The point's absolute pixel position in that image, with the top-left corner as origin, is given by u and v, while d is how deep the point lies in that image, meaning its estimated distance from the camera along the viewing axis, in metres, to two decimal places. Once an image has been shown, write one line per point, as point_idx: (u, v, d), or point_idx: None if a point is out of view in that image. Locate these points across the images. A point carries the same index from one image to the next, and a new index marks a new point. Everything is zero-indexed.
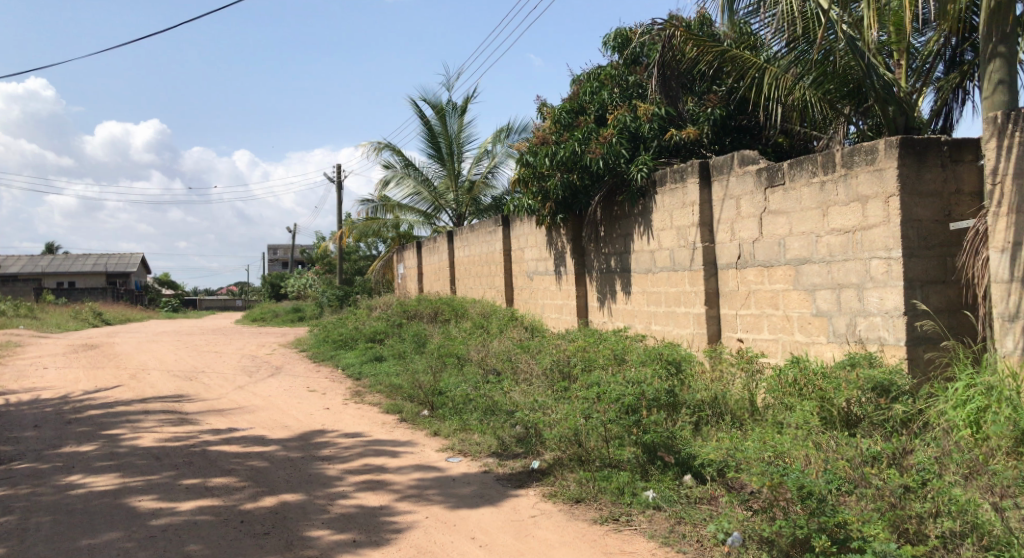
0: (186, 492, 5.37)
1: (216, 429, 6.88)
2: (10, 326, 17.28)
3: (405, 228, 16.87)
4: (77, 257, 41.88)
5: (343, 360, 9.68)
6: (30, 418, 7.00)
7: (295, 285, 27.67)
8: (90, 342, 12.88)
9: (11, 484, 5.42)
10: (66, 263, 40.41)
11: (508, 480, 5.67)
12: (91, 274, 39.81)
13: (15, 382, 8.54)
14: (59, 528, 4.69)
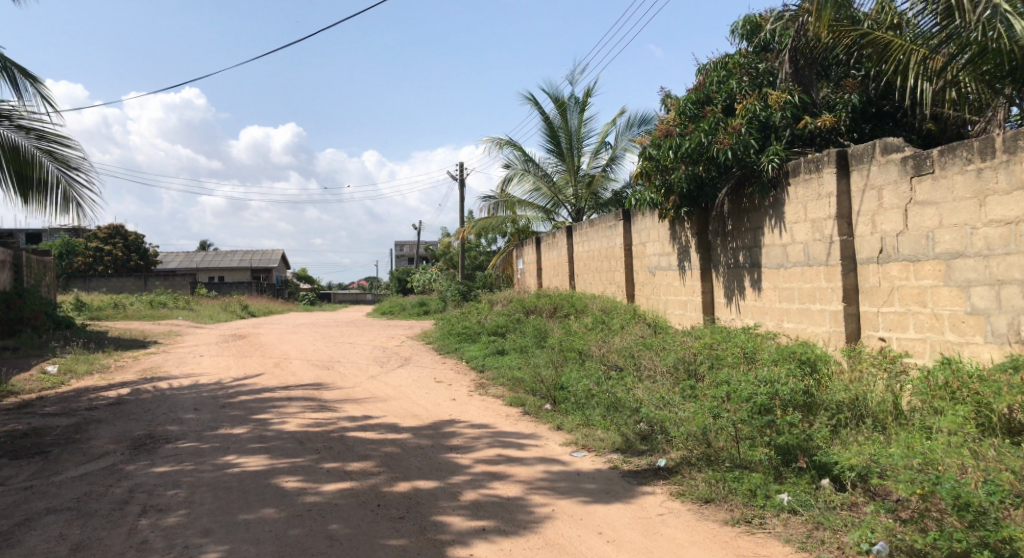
0: (327, 475, 5.71)
1: (352, 417, 7.27)
2: (171, 317, 19.05)
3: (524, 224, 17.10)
4: (221, 254, 45.32)
5: (467, 353, 9.94)
6: (190, 401, 7.67)
7: (418, 280, 28.64)
8: (238, 332, 13.95)
9: (177, 461, 5.96)
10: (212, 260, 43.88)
11: (634, 477, 5.64)
12: (234, 270, 43.03)
13: (177, 368, 9.39)
14: (219, 503, 5.12)
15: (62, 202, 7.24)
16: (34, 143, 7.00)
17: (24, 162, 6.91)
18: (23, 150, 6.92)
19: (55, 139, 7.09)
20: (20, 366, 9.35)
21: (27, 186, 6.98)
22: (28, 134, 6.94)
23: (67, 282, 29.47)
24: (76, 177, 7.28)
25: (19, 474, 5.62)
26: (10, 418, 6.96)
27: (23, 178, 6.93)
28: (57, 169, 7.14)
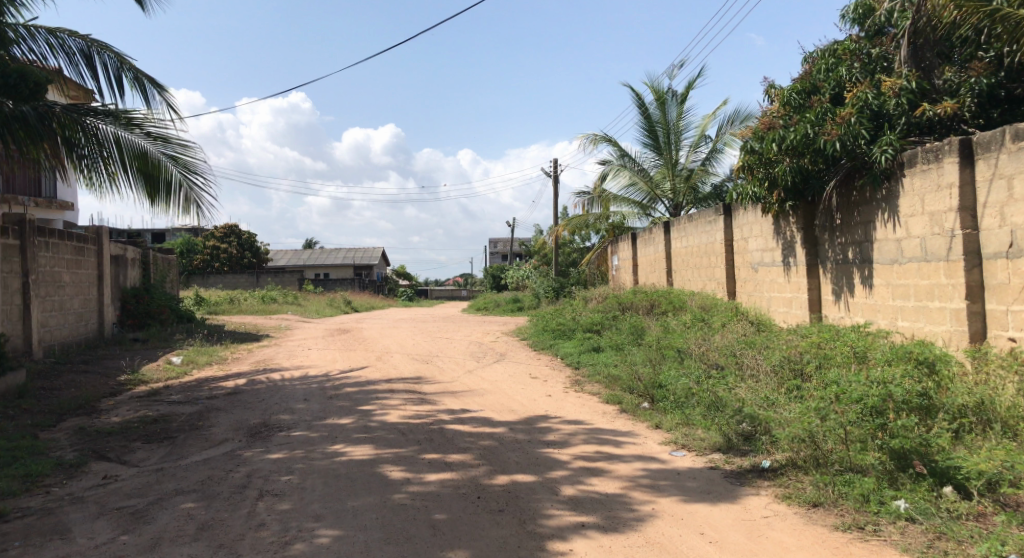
0: (428, 466, 5.86)
1: (451, 410, 7.43)
2: (281, 312, 20.06)
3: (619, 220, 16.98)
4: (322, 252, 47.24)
5: (562, 349, 9.97)
6: (300, 392, 8.04)
7: (512, 276, 28.84)
8: (342, 327, 14.54)
9: (289, 449, 6.27)
10: (315, 257, 45.86)
11: (737, 478, 5.50)
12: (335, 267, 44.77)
13: (288, 360, 9.89)
14: (329, 490, 5.35)
15: (185, 204, 7.73)
16: (160, 148, 7.51)
17: (152, 166, 7.43)
18: (151, 155, 7.44)
19: (179, 144, 7.58)
20: (150, 356, 10.10)
21: (154, 188, 7.50)
22: (155, 140, 7.45)
23: (188, 278, 31.45)
24: (197, 179, 7.76)
25: (151, 457, 6.06)
26: (141, 405, 7.52)
27: (151, 181, 7.45)
28: (180, 172, 7.63)
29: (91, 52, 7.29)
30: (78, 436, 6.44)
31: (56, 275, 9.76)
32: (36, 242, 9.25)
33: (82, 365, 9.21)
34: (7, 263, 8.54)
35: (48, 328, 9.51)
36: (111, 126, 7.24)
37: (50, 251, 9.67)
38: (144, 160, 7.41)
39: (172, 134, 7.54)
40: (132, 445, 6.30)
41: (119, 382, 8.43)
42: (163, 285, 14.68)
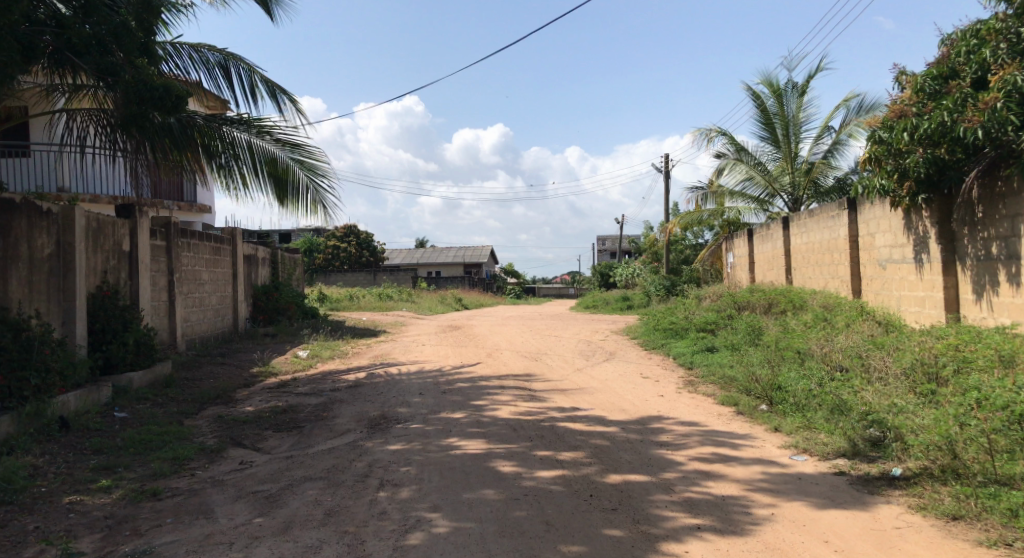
0: (541, 462, 5.92)
1: (562, 408, 7.46)
2: (397, 308, 20.79)
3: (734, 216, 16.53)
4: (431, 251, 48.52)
5: (674, 349, 9.80)
6: (415, 386, 8.32)
7: (622, 274, 28.56)
8: (454, 323, 14.89)
9: (407, 441, 6.50)
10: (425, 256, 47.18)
11: (864, 485, 5.23)
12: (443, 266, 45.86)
13: (403, 355, 10.25)
14: (445, 482, 5.50)
15: (310, 206, 8.18)
16: (288, 153, 7.98)
17: (280, 170, 7.91)
18: (280, 160, 7.94)
19: (305, 149, 8.03)
20: (278, 350, 10.75)
21: (282, 190, 7.99)
22: (283, 145, 7.93)
23: (311, 276, 33.17)
24: (322, 182, 8.19)
25: (281, 445, 6.44)
26: (271, 395, 8.01)
27: (279, 184, 7.96)
28: (306, 175, 8.08)
29: (227, 65, 7.84)
30: (217, 423, 6.93)
31: (196, 274, 10.54)
32: (180, 243, 10.02)
33: (220, 357, 9.92)
34: (156, 262, 9.32)
35: (190, 323, 10.30)
36: (244, 133, 7.76)
37: (192, 251, 10.46)
38: (273, 164, 7.91)
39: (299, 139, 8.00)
40: (265, 433, 6.72)
41: (252, 374, 9.02)
42: (290, 283, 15.57)
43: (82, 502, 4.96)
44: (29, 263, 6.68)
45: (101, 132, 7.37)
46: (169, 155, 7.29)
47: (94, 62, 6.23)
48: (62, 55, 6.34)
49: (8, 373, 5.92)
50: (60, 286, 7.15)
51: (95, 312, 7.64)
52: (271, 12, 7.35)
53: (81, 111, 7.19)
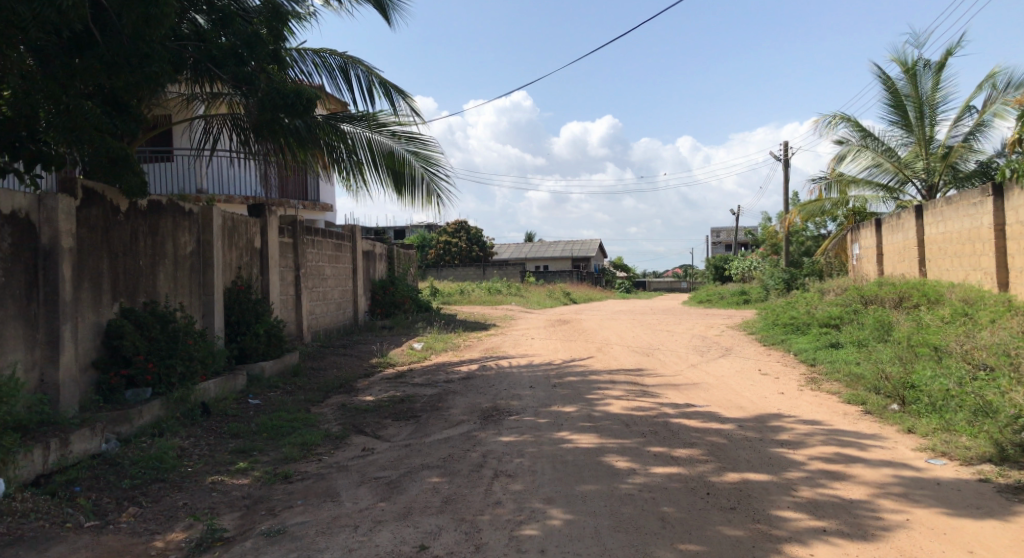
0: (655, 458, 5.83)
1: (675, 403, 7.32)
2: (508, 303, 21.09)
3: (860, 205, 15.68)
4: (538, 246, 48.81)
5: (795, 345, 9.40)
6: (526, 379, 8.41)
7: (737, 267, 27.70)
8: (565, 318, 14.93)
9: (519, 433, 6.56)
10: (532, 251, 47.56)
11: (1014, 493, 4.82)
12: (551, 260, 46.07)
13: (514, 348, 10.38)
14: (559, 474, 5.51)
15: (427, 196, 8.46)
16: (404, 145, 8.27)
17: (398, 162, 8.21)
18: (397, 153, 8.24)
19: (420, 141, 8.30)
20: (395, 342, 11.15)
21: (400, 182, 8.30)
22: (400, 139, 8.23)
23: (424, 272, 34.18)
24: (437, 173, 8.45)
25: (400, 433, 6.67)
26: (389, 385, 8.32)
27: (398, 177, 8.25)
28: (422, 166, 8.35)
29: (348, 67, 8.25)
30: (341, 411, 7.28)
31: (320, 269, 11.07)
32: (305, 240, 10.59)
33: (341, 348, 10.42)
34: (284, 258, 9.87)
35: (315, 316, 10.85)
36: (363, 129, 8.11)
37: (316, 248, 11.02)
38: (391, 157, 8.23)
39: (414, 132, 8.27)
40: (385, 422, 6.99)
41: (371, 365, 9.39)
42: (405, 277, 16.11)
43: (223, 482, 5.32)
44: (174, 260, 7.27)
45: (235, 135, 7.92)
46: (297, 154, 7.72)
47: (233, 72, 6.64)
48: (204, 65, 6.78)
49: (158, 361, 6.45)
50: (200, 281, 7.74)
51: (231, 305, 8.23)
52: (388, 17, 7.60)
53: (217, 116, 7.74)
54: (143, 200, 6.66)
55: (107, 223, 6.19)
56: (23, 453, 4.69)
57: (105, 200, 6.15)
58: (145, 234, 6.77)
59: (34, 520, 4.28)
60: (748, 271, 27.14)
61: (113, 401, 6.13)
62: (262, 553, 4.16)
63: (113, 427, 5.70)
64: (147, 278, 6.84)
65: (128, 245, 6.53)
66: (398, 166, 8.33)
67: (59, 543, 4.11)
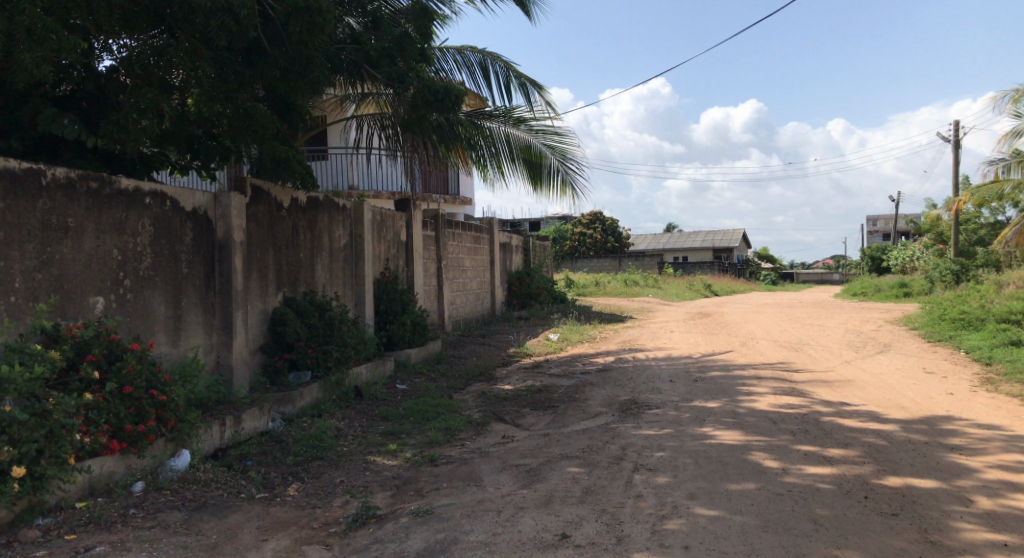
0: (805, 458, 5.51)
1: (828, 401, 6.89)
2: (645, 294, 20.78)
3: None
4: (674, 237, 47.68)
5: (966, 342, 8.60)
6: (666, 372, 8.23)
7: (897, 257, 25.70)
8: (705, 310, 14.52)
9: (659, 426, 6.42)
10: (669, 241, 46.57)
11: None
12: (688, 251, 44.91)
13: (653, 341, 10.21)
14: (701, 470, 5.32)
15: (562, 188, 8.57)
16: (540, 139, 8.39)
17: (533, 155, 8.35)
18: (534, 147, 8.37)
19: (555, 134, 8.40)
20: (532, 332, 11.30)
21: (536, 174, 8.44)
22: (536, 133, 8.35)
23: (559, 263, 34.40)
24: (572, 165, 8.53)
25: (539, 422, 6.74)
26: (527, 375, 8.45)
27: (533, 168, 8.41)
28: (557, 159, 8.45)
29: (486, 64, 8.42)
30: (482, 399, 7.47)
31: (460, 260, 11.42)
32: (447, 233, 10.95)
33: (481, 338, 10.69)
34: (427, 250, 10.27)
35: (455, 306, 11.21)
36: (502, 125, 8.29)
37: (457, 240, 11.36)
38: (527, 150, 8.38)
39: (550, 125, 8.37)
40: (524, 411, 7.10)
41: (509, 354, 9.58)
42: (542, 269, 16.30)
43: (375, 462, 5.62)
44: (330, 253, 7.76)
45: (383, 134, 8.32)
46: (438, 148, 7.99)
47: (388, 72, 6.94)
48: (357, 66, 7.13)
49: (316, 346, 6.91)
50: (353, 272, 8.23)
51: (380, 295, 8.68)
52: (528, 11, 7.66)
53: (367, 116, 8.19)
54: (303, 196, 7.15)
55: (272, 217, 6.69)
56: (204, 428, 5.20)
57: (271, 197, 6.66)
58: (305, 228, 7.27)
59: (214, 489, 4.70)
60: (910, 261, 25.08)
61: (278, 383, 6.66)
62: (412, 531, 4.32)
63: (278, 407, 6.17)
64: (306, 270, 7.35)
65: (290, 239, 7.03)
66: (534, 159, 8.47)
67: (236, 511, 4.47)
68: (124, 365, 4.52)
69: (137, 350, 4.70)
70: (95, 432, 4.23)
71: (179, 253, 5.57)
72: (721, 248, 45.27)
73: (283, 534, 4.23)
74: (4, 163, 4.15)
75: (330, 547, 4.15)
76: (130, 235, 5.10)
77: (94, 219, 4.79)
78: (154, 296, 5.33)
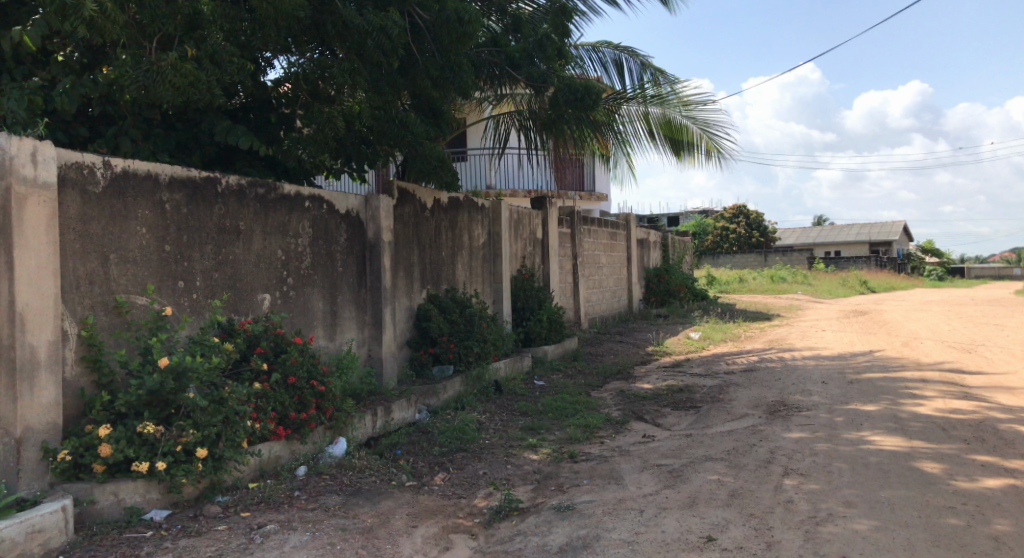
0: (982, 469, 4.98)
1: (1007, 408, 6.21)
2: (794, 291, 19.70)
3: None
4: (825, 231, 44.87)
5: None
6: (817, 374, 7.76)
7: None
8: (862, 308, 13.53)
9: (811, 430, 6.06)
10: (820, 235, 43.89)
11: None
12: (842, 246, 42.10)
13: (802, 340, 9.67)
14: (860, 477, 4.95)
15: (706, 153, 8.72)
16: (681, 112, 8.53)
17: (675, 130, 8.55)
18: (674, 121, 8.52)
19: (697, 105, 8.53)
20: (671, 330, 11.05)
21: (679, 146, 8.67)
22: (677, 108, 8.50)
23: (700, 260, 33.41)
24: (714, 131, 8.70)
25: (680, 423, 6.58)
26: (667, 374, 8.28)
27: (676, 142, 8.63)
28: (699, 128, 8.62)
29: (621, 59, 8.36)
30: (621, 397, 7.39)
31: (597, 257, 11.38)
32: (584, 230, 10.94)
33: (619, 336, 10.59)
34: (564, 247, 10.31)
35: (593, 303, 11.19)
36: (639, 106, 8.42)
37: (593, 237, 11.32)
38: (668, 125, 8.54)
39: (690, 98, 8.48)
40: (664, 410, 6.95)
41: (648, 353, 9.42)
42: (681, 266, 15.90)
43: (517, 456, 5.71)
44: (470, 251, 7.98)
45: (521, 133, 8.44)
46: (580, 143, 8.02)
47: (528, 72, 6.99)
48: (498, 68, 7.27)
49: (458, 341, 7.12)
50: (491, 270, 8.43)
51: (518, 292, 8.83)
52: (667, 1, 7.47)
53: (504, 116, 8.35)
54: (444, 196, 7.39)
55: (417, 217, 6.98)
56: (358, 417, 5.51)
57: (415, 198, 6.95)
58: (446, 228, 7.52)
59: (368, 476, 4.97)
60: None
61: (423, 375, 6.94)
62: (553, 526, 4.34)
63: (424, 399, 6.44)
64: (448, 267, 7.60)
65: (433, 238, 7.31)
66: (675, 132, 8.64)
67: (387, 497, 4.69)
68: (288, 357, 4.89)
69: (299, 343, 5.06)
70: (264, 418, 4.59)
71: (334, 253, 5.94)
72: (879, 241, 42.04)
73: (431, 522, 4.39)
74: (187, 173, 4.60)
75: (476, 537, 4.27)
76: (292, 237, 5.50)
77: (262, 223, 5.21)
78: (313, 293, 5.71)
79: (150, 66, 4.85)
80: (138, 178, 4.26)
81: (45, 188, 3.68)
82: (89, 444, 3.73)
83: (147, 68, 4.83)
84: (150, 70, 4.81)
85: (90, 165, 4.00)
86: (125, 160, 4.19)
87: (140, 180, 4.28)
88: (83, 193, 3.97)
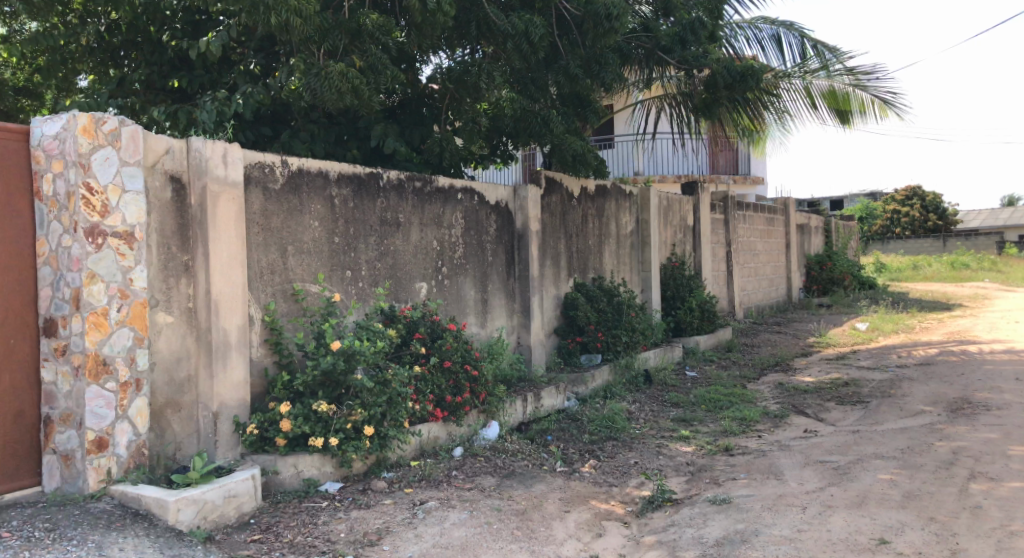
0: None
1: None
2: (980, 279, 17.78)
3: None
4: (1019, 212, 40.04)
5: None
6: (1009, 370, 6.96)
7: None
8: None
9: (1002, 431, 5.44)
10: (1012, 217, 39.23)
11: None
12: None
13: (990, 333, 8.72)
14: None
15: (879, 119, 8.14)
16: (845, 80, 8.07)
17: (840, 100, 8.18)
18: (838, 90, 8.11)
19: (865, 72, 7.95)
20: (835, 321, 10.35)
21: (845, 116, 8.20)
22: (842, 76, 8.04)
23: (867, 246, 31.02)
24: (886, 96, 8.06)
25: (846, 418, 6.16)
26: (831, 366, 7.78)
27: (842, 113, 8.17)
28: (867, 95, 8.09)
29: (779, 34, 7.89)
30: (778, 390, 7.04)
31: (752, 244, 10.88)
32: (738, 215, 10.51)
33: (776, 326, 10.08)
34: (716, 234, 9.95)
35: (748, 292, 10.74)
36: (799, 79, 7.96)
37: (748, 223, 10.83)
38: (831, 97, 8.15)
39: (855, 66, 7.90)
40: (827, 404, 6.54)
41: (808, 345, 8.88)
42: (846, 252, 14.84)
43: (669, 447, 5.60)
44: (618, 239, 7.92)
45: (671, 117, 8.23)
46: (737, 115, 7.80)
47: (681, 57, 6.82)
48: (649, 56, 7.13)
49: (607, 330, 7.09)
50: (640, 258, 8.31)
51: (667, 281, 8.65)
52: None
53: (653, 100, 8.19)
54: (592, 185, 7.38)
55: (564, 206, 7.03)
56: (509, 402, 5.66)
57: (563, 187, 7.00)
58: (593, 216, 7.51)
59: (521, 460, 5.09)
60: None
61: (571, 363, 6.99)
62: (708, 519, 4.22)
63: (573, 387, 6.49)
64: (596, 256, 7.59)
65: (581, 226, 7.32)
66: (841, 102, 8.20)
67: (540, 481, 4.78)
68: (444, 342, 5.11)
69: (453, 329, 5.26)
70: (423, 400, 4.83)
71: (484, 243, 6.11)
72: None
73: (583, 508, 4.42)
74: (352, 169, 4.90)
75: (628, 525, 4.25)
76: (447, 228, 5.72)
77: (419, 215, 5.46)
78: (466, 282, 5.92)
79: (315, 77, 5.20)
80: (311, 175, 4.61)
81: (234, 187, 4.06)
82: (273, 419, 4.10)
83: (314, 77, 5.16)
84: (319, 80, 5.18)
85: (270, 164, 4.37)
86: (299, 159, 4.54)
87: (312, 177, 4.62)
88: (264, 191, 4.34)
